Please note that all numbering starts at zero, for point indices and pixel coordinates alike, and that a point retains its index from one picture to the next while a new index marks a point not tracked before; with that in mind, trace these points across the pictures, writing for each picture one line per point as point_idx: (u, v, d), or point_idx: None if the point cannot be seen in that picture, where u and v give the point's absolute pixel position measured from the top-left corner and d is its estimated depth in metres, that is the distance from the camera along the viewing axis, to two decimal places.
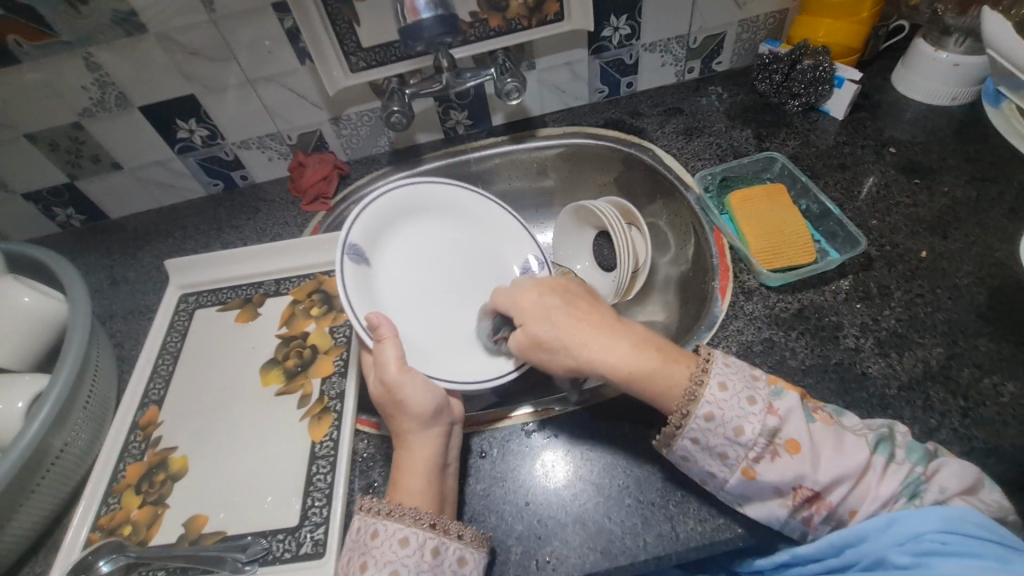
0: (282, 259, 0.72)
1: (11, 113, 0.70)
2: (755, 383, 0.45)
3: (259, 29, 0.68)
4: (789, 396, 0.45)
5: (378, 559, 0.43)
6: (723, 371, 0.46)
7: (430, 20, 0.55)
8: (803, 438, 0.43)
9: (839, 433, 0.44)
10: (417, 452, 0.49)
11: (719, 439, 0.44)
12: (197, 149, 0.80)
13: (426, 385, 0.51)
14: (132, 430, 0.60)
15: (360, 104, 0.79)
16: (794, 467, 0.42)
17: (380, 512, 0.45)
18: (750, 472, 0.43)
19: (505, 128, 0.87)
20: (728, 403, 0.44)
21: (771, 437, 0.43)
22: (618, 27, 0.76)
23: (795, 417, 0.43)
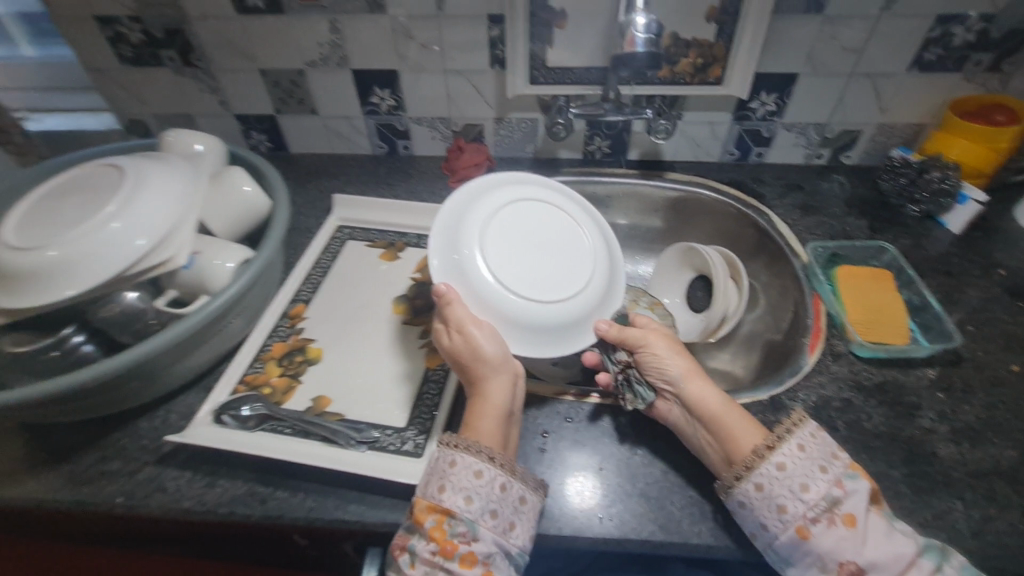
0: (428, 220, 0.84)
1: (257, 49, 0.87)
2: (831, 459, 0.49)
3: (470, 31, 0.82)
4: (860, 481, 0.48)
5: (454, 484, 0.50)
6: (800, 446, 0.50)
7: (643, 54, 0.68)
8: (860, 515, 0.46)
9: (888, 527, 0.47)
10: (492, 402, 0.55)
11: (781, 490, 0.48)
12: (380, 114, 0.95)
13: (494, 335, 0.57)
14: (282, 317, 0.72)
15: (523, 112, 0.91)
16: (846, 538, 0.46)
17: (456, 446, 0.52)
18: (804, 531, 0.47)
19: (637, 163, 0.97)
20: (798, 465, 0.49)
21: (830, 505, 0.47)
22: (765, 102, 0.86)
23: (858, 497, 0.47)
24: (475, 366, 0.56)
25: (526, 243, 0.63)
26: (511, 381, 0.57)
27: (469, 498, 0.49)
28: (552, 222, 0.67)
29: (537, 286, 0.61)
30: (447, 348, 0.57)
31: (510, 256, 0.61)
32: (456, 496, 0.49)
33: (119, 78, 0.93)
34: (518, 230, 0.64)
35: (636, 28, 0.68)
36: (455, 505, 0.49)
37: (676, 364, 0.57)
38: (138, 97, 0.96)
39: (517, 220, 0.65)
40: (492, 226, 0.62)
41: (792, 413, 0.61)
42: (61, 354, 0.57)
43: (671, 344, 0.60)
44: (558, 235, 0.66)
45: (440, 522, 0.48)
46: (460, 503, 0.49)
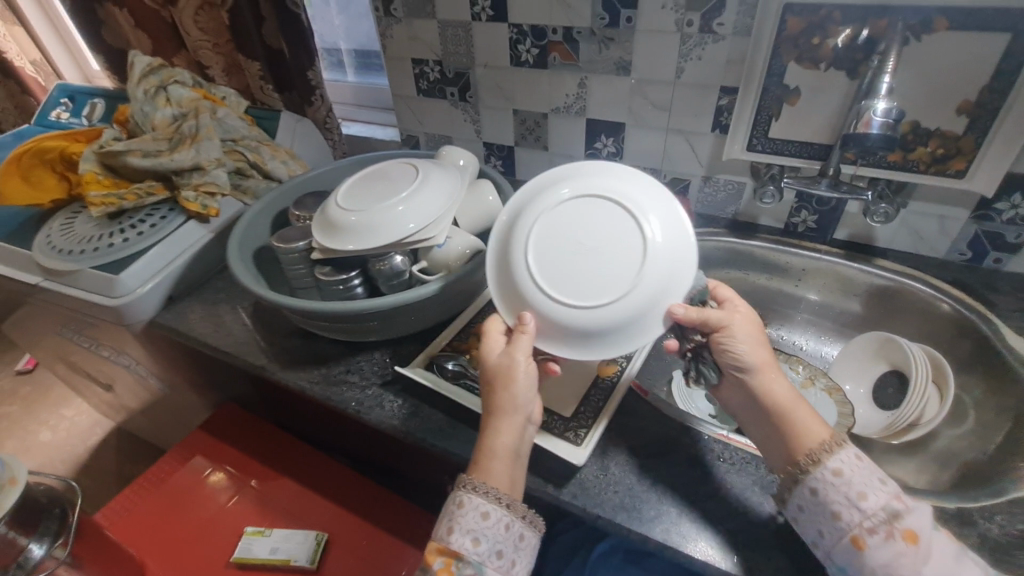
0: None
1: (517, 94, 1.08)
2: (888, 479, 0.54)
3: (701, 98, 0.91)
4: (922, 506, 0.52)
5: (461, 526, 0.56)
6: (857, 458, 0.55)
7: (876, 136, 0.70)
8: (922, 533, 0.50)
9: (956, 552, 0.50)
10: (508, 443, 0.59)
11: (839, 496, 0.53)
12: (600, 158, 1.09)
13: (531, 374, 0.62)
14: (486, 303, 0.86)
15: (733, 175, 0.97)
16: (902, 551, 0.49)
17: (471, 489, 0.57)
18: (859, 540, 0.51)
19: (844, 243, 0.95)
20: (861, 476, 0.53)
21: (891, 518, 0.51)
22: (1016, 205, 0.79)
23: (918, 515, 0.51)
24: (502, 398, 0.60)
25: (575, 231, 0.60)
26: (529, 417, 0.62)
27: (478, 540, 0.55)
28: (581, 215, 0.61)
29: (583, 293, 0.59)
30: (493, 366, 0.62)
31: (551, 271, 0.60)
32: (462, 541, 0.55)
33: (411, 103, 1.23)
34: (565, 219, 0.61)
35: (875, 111, 0.70)
36: (463, 550, 0.55)
37: (762, 354, 0.62)
38: (419, 119, 1.25)
39: (547, 231, 0.61)
40: (545, 203, 0.63)
41: (983, 535, 0.55)
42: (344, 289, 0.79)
43: (750, 326, 0.63)
44: (590, 225, 0.60)
45: (449, 563, 0.54)
46: (468, 545, 0.55)
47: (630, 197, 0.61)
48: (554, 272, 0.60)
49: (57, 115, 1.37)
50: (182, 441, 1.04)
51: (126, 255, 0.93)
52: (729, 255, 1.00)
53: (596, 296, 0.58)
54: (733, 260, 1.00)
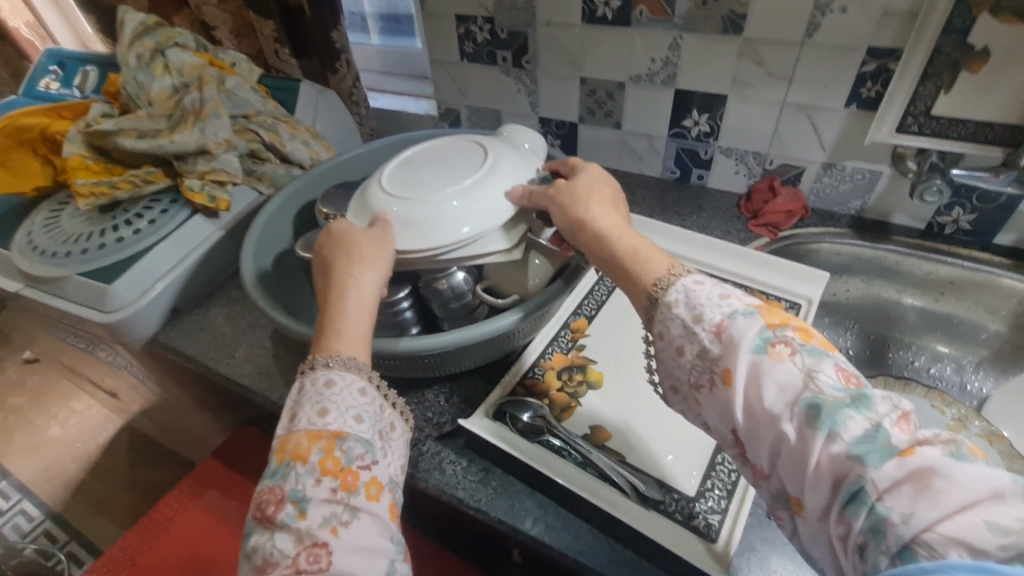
0: (728, 261, 0.75)
1: (586, 58, 0.88)
2: (721, 302, 0.42)
3: (837, 64, 0.71)
4: (751, 321, 0.40)
5: (337, 406, 0.43)
6: (695, 287, 0.43)
7: None
8: (744, 372, 0.38)
9: (775, 371, 0.37)
10: (350, 300, 0.49)
11: (675, 368, 0.43)
12: (687, 139, 0.89)
13: (380, 247, 0.53)
14: (563, 327, 0.69)
15: (867, 162, 0.77)
16: (725, 398, 0.39)
17: (324, 371, 0.45)
18: (697, 402, 0.42)
19: (1007, 250, 0.75)
20: (677, 322, 0.43)
21: (711, 365, 0.40)
22: None
23: (736, 345, 0.39)
24: (342, 257, 0.52)
25: (428, 156, 0.64)
26: (376, 292, 0.51)
27: (361, 418, 0.44)
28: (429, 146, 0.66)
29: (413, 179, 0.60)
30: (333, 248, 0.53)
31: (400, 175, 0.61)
32: (315, 411, 0.43)
33: (453, 70, 1.03)
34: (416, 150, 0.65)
35: None
36: (345, 429, 0.43)
37: (589, 207, 0.52)
38: (462, 89, 1.05)
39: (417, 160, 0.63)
40: (424, 147, 0.66)
41: None
42: (389, 314, 0.63)
43: (582, 193, 0.54)
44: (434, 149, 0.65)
45: (332, 448, 0.41)
46: (350, 424, 0.43)
47: (498, 151, 0.62)
48: (399, 176, 0.60)
49: (46, 84, 1.19)
50: (193, 471, 0.90)
51: (120, 259, 0.77)
52: (853, 261, 0.81)
53: (405, 189, 0.58)
54: (856, 267, 0.82)
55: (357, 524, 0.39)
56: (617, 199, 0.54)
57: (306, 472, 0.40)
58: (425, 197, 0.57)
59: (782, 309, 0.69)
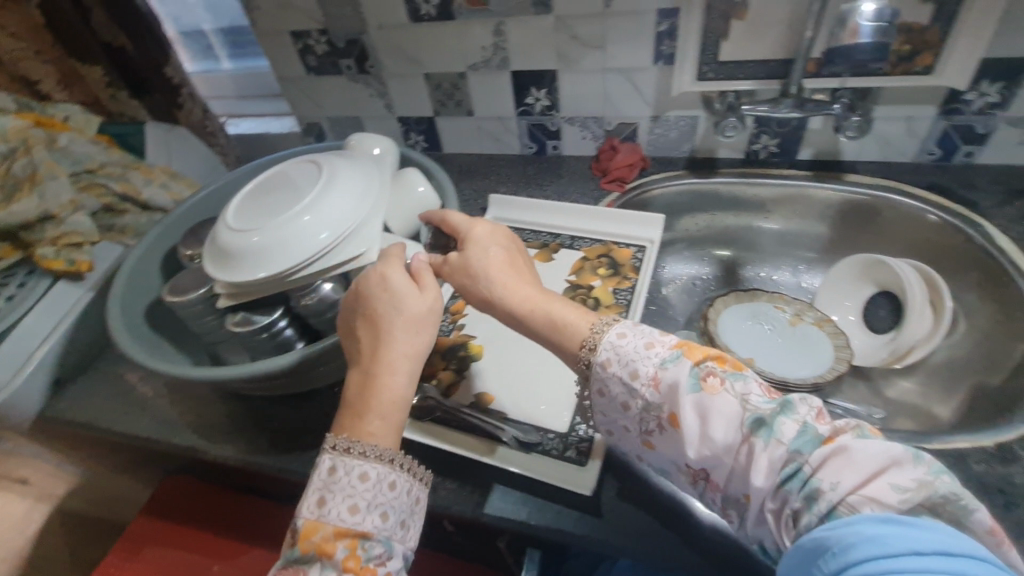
0: (581, 221, 0.83)
1: (424, 54, 0.92)
2: (648, 350, 0.49)
3: (637, 29, 0.79)
4: (679, 363, 0.47)
5: (363, 500, 0.45)
6: (621, 335, 0.50)
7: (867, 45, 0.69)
8: (688, 414, 0.45)
9: (709, 404, 0.45)
10: (387, 375, 0.49)
11: (616, 412, 0.51)
12: (533, 115, 0.95)
13: (430, 308, 0.53)
14: (444, 312, 0.75)
15: (684, 109, 0.86)
16: (674, 439, 0.46)
17: (343, 449, 0.46)
18: (648, 442, 0.49)
19: (809, 164, 0.87)
20: (615, 379, 0.49)
21: (653, 411, 0.47)
22: (987, 93, 0.73)
23: (675, 389, 0.46)
24: (367, 334, 0.52)
25: (273, 185, 0.67)
26: (419, 349, 0.51)
27: (385, 514, 0.46)
28: (273, 175, 0.69)
29: (259, 213, 0.63)
30: (365, 303, 0.53)
31: (247, 213, 0.64)
32: (340, 506, 0.45)
33: (303, 86, 1.04)
34: (262, 183, 0.68)
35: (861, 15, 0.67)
36: (368, 527, 0.44)
37: (496, 278, 0.55)
38: (317, 102, 1.06)
39: (263, 192, 0.66)
40: (271, 173, 0.69)
41: None
42: (269, 336, 0.65)
43: (490, 260, 0.56)
44: (278, 177, 0.68)
45: (354, 547, 0.43)
46: (375, 521, 0.45)
47: (332, 163, 0.67)
48: (246, 215, 0.63)
49: None
50: (124, 534, 0.88)
51: None
52: (694, 197, 0.91)
53: (250, 226, 0.62)
54: (697, 203, 0.92)
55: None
56: (514, 255, 0.57)
57: (330, 565, 0.42)
58: (271, 223, 0.61)
59: (631, 254, 0.77)
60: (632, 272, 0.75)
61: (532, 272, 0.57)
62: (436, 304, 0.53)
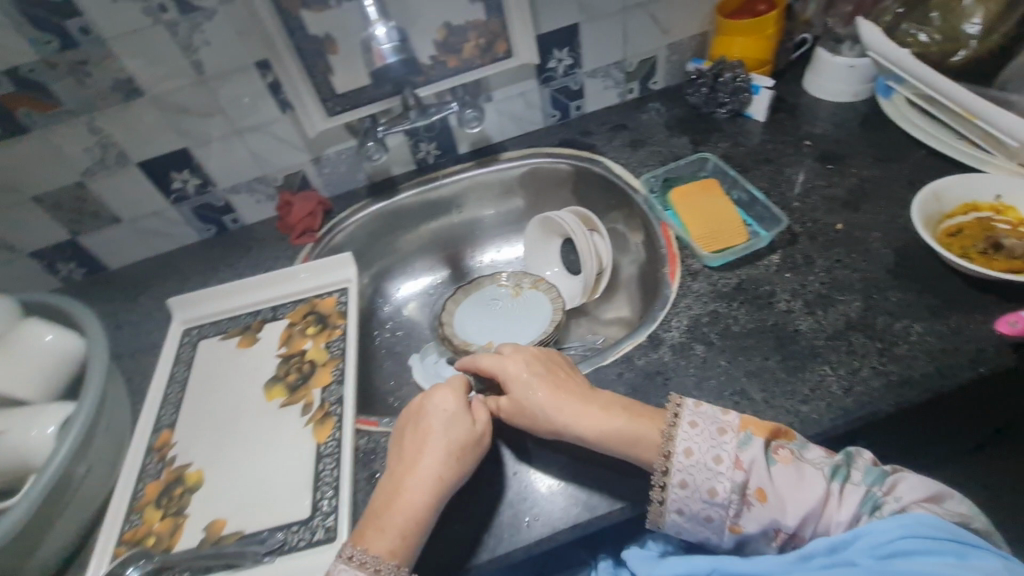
0: (277, 288, 0.79)
1: (16, 177, 0.77)
2: (721, 438, 0.50)
3: (245, 86, 0.76)
4: (754, 443, 0.49)
5: None
6: (692, 424, 0.51)
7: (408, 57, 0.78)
8: (767, 483, 0.48)
9: (798, 469, 0.48)
10: (405, 492, 0.52)
11: (697, 504, 0.49)
12: (191, 198, 0.87)
13: (482, 435, 0.57)
14: (148, 453, 0.64)
15: (337, 144, 0.87)
16: (766, 513, 0.47)
17: (368, 567, 0.48)
18: (735, 527, 0.48)
19: (471, 155, 0.96)
20: (697, 467, 0.50)
21: (742, 491, 0.48)
22: (561, 58, 0.87)
23: (757, 467, 0.48)
24: (394, 464, 0.55)
25: None
26: (470, 459, 0.55)
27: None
28: None
29: None
30: (415, 420, 0.57)
31: None
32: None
33: None
34: None
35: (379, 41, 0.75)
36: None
37: (533, 396, 0.57)
38: None
39: None
40: None
41: (671, 343, 0.62)
42: None
43: (513, 379, 0.59)
44: None
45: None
46: None
47: None
48: None
49: None
50: None
51: None
52: (387, 220, 0.93)
53: None
54: (395, 223, 0.94)
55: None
56: (551, 377, 0.59)
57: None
58: None
59: (335, 301, 0.76)
60: (339, 318, 0.74)
61: (577, 384, 0.58)
62: (483, 436, 0.57)
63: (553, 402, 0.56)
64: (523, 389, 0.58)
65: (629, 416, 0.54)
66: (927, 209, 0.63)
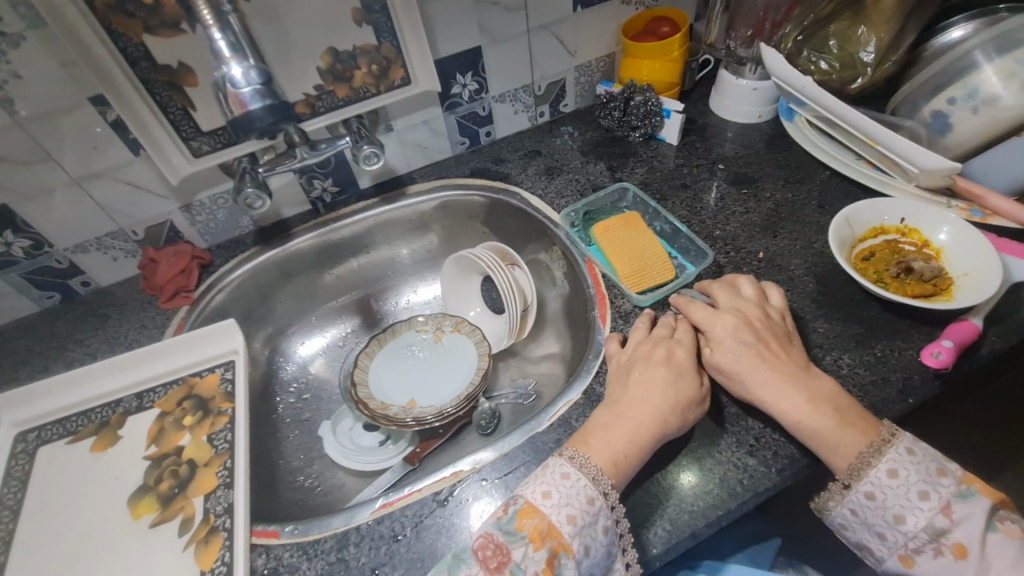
0: (144, 368, 0.65)
1: None
2: (937, 479, 0.45)
3: (78, 125, 0.62)
4: (975, 500, 0.44)
5: (559, 497, 0.46)
6: (910, 452, 0.47)
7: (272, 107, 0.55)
8: (973, 543, 0.43)
9: (1022, 551, 0.43)
10: (631, 415, 0.51)
11: (877, 520, 0.47)
12: (20, 262, 0.70)
13: (688, 379, 0.53)
14: None
15: (210, 187, 0.74)
16: (954, 570, 0.43)
17: (588, 471, 0.47)
18: (907, 560, 0.46)
19: (374, 189, 0.86)
20: (897, 491, 0.46)
21: (936, 536, 0.44)
22: (466, 83, 0.80)
23: (969, 524, 0.44)
24: (619, 391, 0.54)
25: None
26: (694, 406, 0.52)
27: (588, 549, 0.45)
28: None
29: None
30: (644, 364, 0.55)
31: None
32: (561, 511, 0.45)
33: None
34: None
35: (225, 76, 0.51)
36: (574, 547, 0.44)
37: (778, 383, 0.50)
38: None
39: None
40: None
41: None
42: None
43: (773, 361, 0.52)
44: None
45: (556, 554, 0.44)
46: (580, 554, 0.45)
47: None
48: None
49: None
50: None
51: None
52: (281, 269, 0.81)
53: None
54: (291, 272, 0.83)
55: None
56: (763, 347, 0.53)
57: (533, 557, 0.43)
58: None
59: (219, 378, 0.64)
60: (225, 401, 0.62)
61: (794, 364, 0.52)
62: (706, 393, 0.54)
63: (751, 371, 0.52)
64: (765, 381, 0.51)
65: (840, 424, 0.48)
66: (842, 235, 0.64)
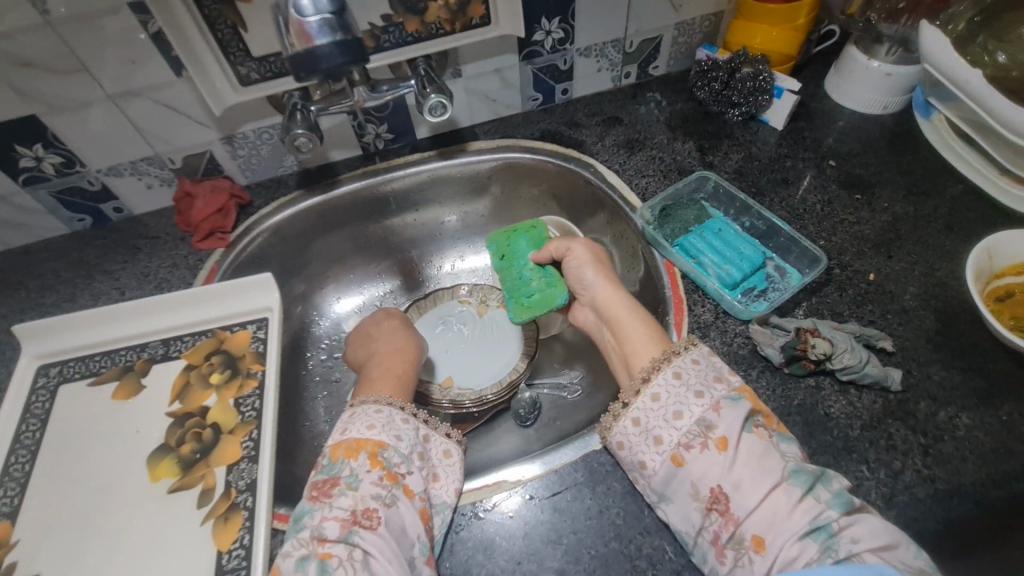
0: (172, 315, 0.60)
1: None
2: (712, 382, 0.45)
3: (115, 34, 0.55)
4: (741, 403, 0.44)
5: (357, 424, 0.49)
6: (695, 360, 0.47)
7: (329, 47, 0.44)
8: (733, 435, 0.42)
9: (767, 449, 0.42)
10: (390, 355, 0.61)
11: (656, 421, 0.45)
12: (51, 180, 0.64)
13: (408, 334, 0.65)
14: None
15: (255, 121, 0.66)
16: (717, 464, 0.41)
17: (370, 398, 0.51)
18: (678, 458, 0.43)
19: (431, 141, 0.77)
20: (678, 390, 0.45)
21: (704, 430, 0.43)
22: (550, 30, 0.69)
23: (730, 418, 0.43)
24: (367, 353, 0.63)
25: None
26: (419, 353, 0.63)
27: (399, 437, 0.49)
28: None
29: None
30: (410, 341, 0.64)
31: None
32: (361, 424, 0.48)
33: None
34: None
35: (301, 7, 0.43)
36: (386, 440, 0.47)
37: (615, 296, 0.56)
38: None
39: None
40: None
41: None
42: None
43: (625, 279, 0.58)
44: None
45: (374, 454, 0.46)
46: (392, 442, 0.48)
47: None
48: None
49: None
50: None
51: None
52: (322, 219, 0.75)
53: None
54: (333, 221, 0.75)
55: (395, 513, 0.44)
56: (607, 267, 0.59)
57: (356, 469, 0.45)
58: None
59: (250, 336, 0.59)
60: (255, 363, 0.57)
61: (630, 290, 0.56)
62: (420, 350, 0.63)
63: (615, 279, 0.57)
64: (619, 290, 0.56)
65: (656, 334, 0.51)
66: (979, 265, 0.54)
